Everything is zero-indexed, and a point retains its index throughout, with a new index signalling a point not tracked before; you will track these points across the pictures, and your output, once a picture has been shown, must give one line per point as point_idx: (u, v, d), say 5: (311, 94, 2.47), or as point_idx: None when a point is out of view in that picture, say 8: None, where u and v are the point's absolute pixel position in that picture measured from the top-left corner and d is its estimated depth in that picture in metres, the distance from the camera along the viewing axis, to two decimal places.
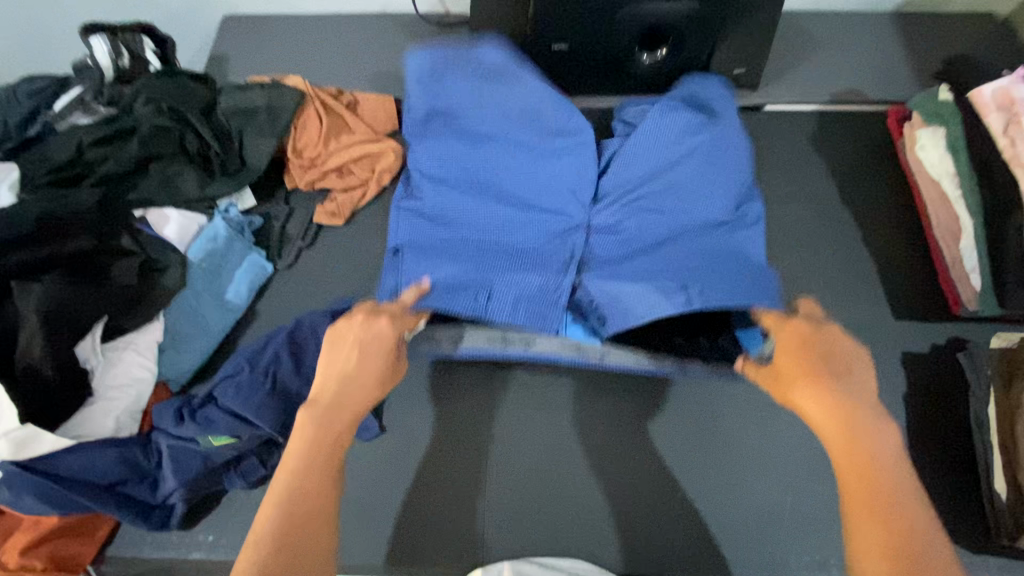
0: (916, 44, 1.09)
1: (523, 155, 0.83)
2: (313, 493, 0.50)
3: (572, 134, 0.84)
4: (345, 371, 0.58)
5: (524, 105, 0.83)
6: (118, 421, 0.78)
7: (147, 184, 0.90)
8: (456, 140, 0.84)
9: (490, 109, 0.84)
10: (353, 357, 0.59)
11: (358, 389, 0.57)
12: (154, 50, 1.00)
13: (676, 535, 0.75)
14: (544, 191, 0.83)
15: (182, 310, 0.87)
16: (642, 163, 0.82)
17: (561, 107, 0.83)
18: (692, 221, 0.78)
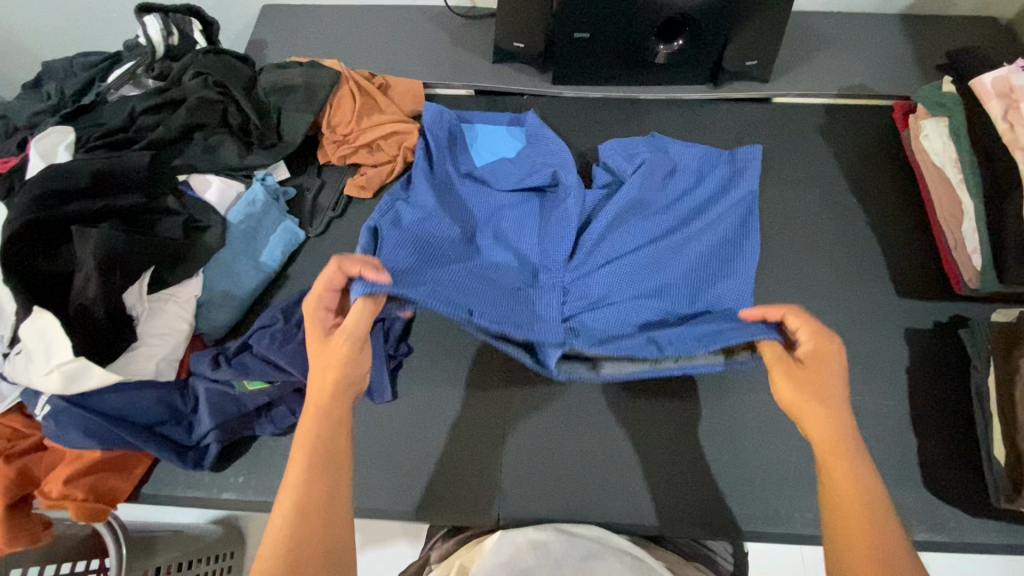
0: (920, 45, 1.14)
1: (526, 219, 0.90)
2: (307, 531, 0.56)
3: (568, 208, 0.88)
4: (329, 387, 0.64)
5: (538, 177, 0.93)
6: (158, 365, 0.82)
7: (191, 151, 0.96)
8: (466, 201, 0.92)
9: (505, 177, 0.94)
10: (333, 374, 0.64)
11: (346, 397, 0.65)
12: (201, 32, 1.07)
13: (683, 490, 0.80)
14: (536, 248, 0.87)
15: (220, 267, 0.92)
16: (622, 236, 0.88)
17: (568, 180, 0.91)
18: (653, 286, 0.83)
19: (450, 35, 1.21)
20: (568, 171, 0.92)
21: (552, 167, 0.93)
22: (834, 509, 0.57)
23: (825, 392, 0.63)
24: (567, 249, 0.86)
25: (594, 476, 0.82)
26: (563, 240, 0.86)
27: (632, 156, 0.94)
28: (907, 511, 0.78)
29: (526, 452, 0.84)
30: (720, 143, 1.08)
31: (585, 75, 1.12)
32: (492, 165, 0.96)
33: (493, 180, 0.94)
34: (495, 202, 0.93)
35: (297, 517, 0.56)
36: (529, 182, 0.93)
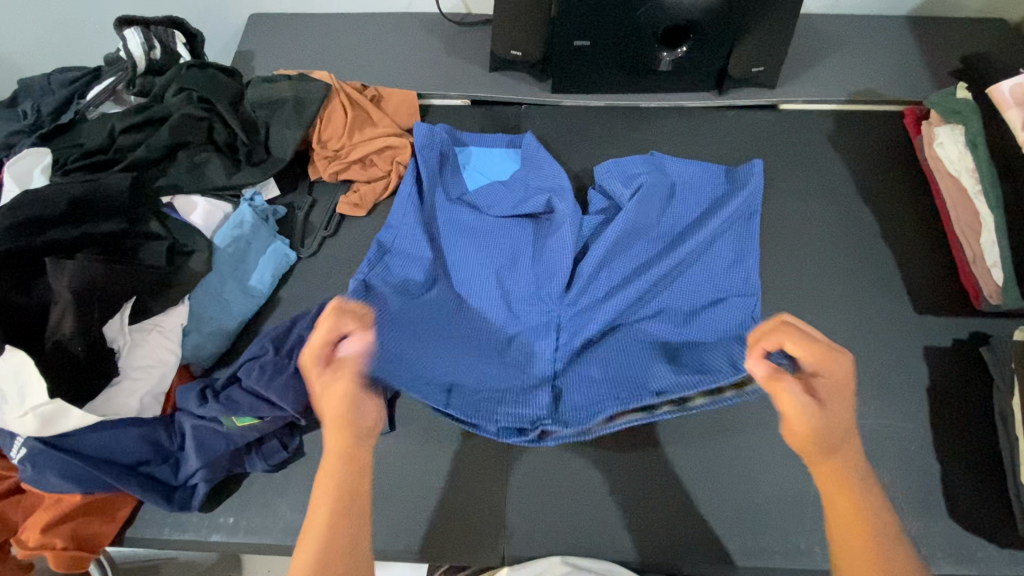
0: (929, 47, 1.11)
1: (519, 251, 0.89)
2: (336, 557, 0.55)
3: (563, 236, 0.86)
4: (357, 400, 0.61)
5: (534, 201, 0.91)
6: (142, 401, 0.78)
7: (175, 171, 0.92)
8: (460, 231, 0.90)
9: (499, 204, 0.92)
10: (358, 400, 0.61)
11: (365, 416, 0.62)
12: (184, 44, 1.03)
13: (697, 523, 0.77)
14: (532, 275, 0.86)
15: (207, 293, 0.88)
16: (619, 264, 0.85)
17: (561, 207, 0.88)
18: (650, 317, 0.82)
19: (444, 43, 1.16)
20: (562, 198, 0.89)
21: (548, 194, 0.91)
22: (830, 514, 0.56)
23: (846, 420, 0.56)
24: (563, 278, 0.84)
25: (604, 510, 0.78)
26: (558, 271, 0.85)
27: (630, 178, 0.93)
28: (931, 543, 0.75)
29: (529, 484, 0.79)
30: (727, 153, 1.04)
31: (585, 83, 1.08)
32: (483, 190, 0.93)
33: (486, 207, 0.92)
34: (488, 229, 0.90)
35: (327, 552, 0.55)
36: (523, 210, 0.91)
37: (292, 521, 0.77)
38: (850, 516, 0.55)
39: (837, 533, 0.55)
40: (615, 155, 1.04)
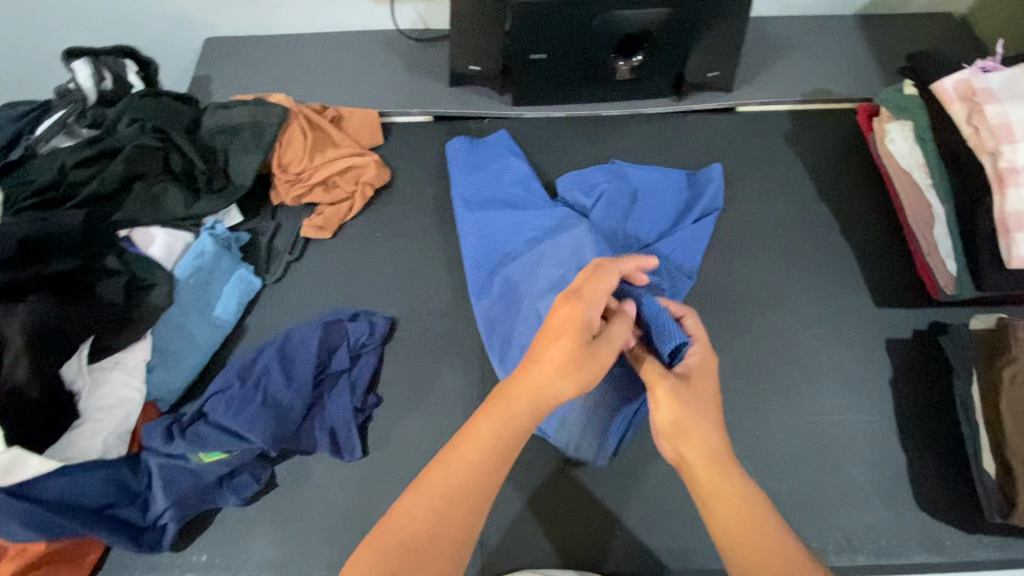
0: (878, 44, 1.14)
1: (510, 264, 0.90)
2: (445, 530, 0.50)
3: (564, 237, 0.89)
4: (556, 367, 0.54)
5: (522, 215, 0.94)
6: (105, 442, 0.77)
7: (132, 204, 0.90)
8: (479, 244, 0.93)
9: (488, 222, 0.95)
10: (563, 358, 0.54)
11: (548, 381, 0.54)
12: (137, 73, 1.01)
13: (675, 530, 0.77)
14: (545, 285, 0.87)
15: (171, 327, 0.86)
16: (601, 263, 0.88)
17: (549, 222, 0.93)
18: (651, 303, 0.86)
19: (404, 60, 1.16)
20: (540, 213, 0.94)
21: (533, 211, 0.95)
22: (697, 477, 0.55)
23: (688, 394, 0.59)
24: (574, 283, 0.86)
25: (581, 522, 0.77)
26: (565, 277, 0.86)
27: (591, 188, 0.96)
28: (900, 533, 0.76)
29: (506, 501, 0.79)
30: (687, 157, 1.05)
31: (547, 94, 1.08)
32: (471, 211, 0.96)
33: (478, 229, 0.94)
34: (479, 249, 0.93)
35: (434, 522, 0.50)
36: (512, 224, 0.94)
37: (267, 554, 0.76)
38: (702, 463, 0.55)
39: (728, 535, 0.52)
40: (578, 165, 1.05)
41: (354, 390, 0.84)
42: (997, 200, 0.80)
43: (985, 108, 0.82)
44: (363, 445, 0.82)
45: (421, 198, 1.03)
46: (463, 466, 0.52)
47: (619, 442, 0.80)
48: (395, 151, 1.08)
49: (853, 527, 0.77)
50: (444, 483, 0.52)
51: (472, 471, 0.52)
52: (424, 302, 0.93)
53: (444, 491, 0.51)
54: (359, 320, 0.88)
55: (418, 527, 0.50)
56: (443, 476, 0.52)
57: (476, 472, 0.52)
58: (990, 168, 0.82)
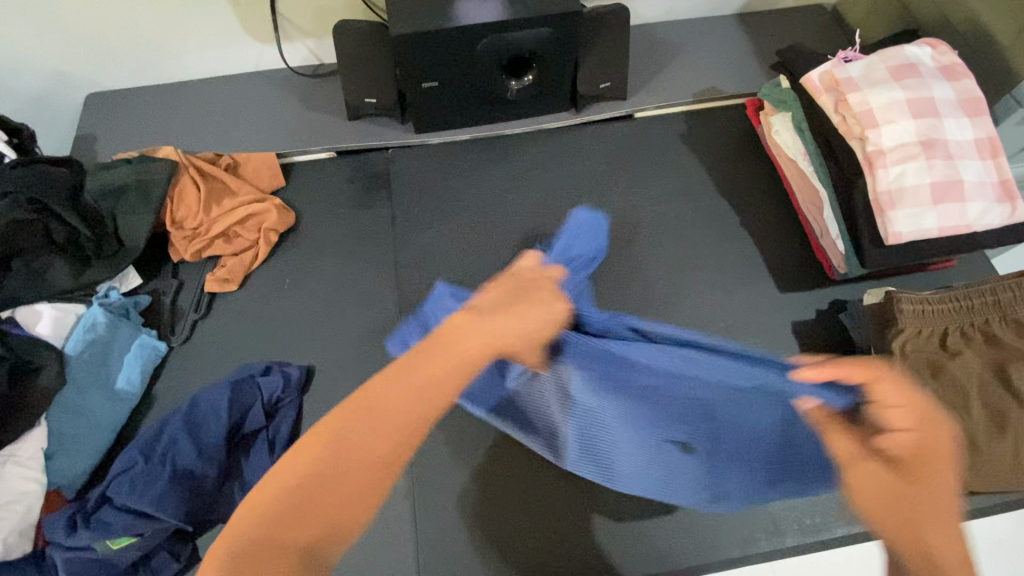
0: (758, 40, 1.20)
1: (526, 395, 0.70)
2: (373, 458, 0.49)
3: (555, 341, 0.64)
4: (507, 326, 0.58)
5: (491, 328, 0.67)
6: (5, 542, 0.72)
7: (12, 283, 0.85)
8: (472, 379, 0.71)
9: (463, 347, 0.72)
10: (519, 316, 0.59)
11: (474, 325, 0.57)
12: (8, 142, 0.97)
13: (610, 539, 0.78)
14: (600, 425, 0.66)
15: (67, 408, 0.81)
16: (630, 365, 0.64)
17: None
18: (710, 370, 0.62)
19: (300, 98, 1.14)
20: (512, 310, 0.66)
21: None
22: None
23: (934, 503, 0.49)
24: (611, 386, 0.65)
25: (518, 547, 0.78)
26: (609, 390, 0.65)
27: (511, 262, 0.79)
28: (822, 509, 0.80)
29: (442, 537, 0.79)
30: (592, 168, 1.07)
31: (447, 120, 1.08)
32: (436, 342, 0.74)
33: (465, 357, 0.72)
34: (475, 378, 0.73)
35: (340, 450, 0.48)
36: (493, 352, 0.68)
37: None
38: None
39: None
40: (486, 186, 1.05)
41: (274, 448, 0.81)
42: (869, 181, 0.85)
43: (848, 97, 0.87)
44: None
45: (329, 238, 1.01)
46: (391, 392, 0.52)
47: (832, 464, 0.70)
48: (298, 192, 1.05)
49: (778, 510, 0.80)
50: (379, 416, 0.50)
51: (409, 408, 0.51)
52: (342, 345, 0.91)
53: (375, 415, 0.50)
54: (273, 372, 0.85)
55: (331, 454, 0.48)
56: (376, 402, 0.51)
57: (403, 402, 0.51)
58: (860, 153, 0.86)
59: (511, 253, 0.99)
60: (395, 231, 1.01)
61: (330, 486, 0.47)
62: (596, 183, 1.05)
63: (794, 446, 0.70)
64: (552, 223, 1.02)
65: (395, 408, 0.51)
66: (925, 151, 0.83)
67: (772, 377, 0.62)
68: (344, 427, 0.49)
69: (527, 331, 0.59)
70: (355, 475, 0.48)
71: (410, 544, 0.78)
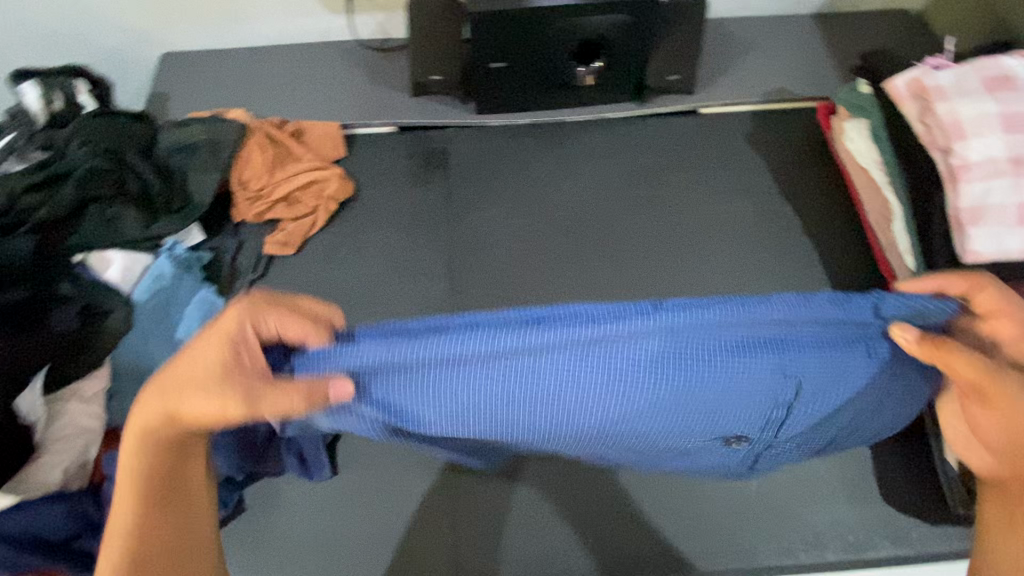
0: (836, 43, 1.15)
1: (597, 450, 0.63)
2: (162, 526, 0.49)
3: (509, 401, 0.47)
4: (200, 383, 0.42)
5: (502, 425, 0.52)
6: (65, 472, 0.75)
7: (86, 228, 0.88)
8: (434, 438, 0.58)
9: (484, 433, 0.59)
10: (198, 387, 0.42)
11: (200, 398, 0.42)
12: (90, 92, 0.99)
13: (647, 536, 0.78)
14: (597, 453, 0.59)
15: (131, 353, 0.84)
16: (566, 388, 0.46)
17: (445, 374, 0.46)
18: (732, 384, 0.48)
19: (366, 71, 1.15)
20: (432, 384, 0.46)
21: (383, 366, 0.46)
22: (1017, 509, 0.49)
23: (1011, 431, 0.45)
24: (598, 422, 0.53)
25: (553, 534, 0.78)
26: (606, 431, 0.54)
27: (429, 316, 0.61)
28: (868, 529, 0.78)
29: (478, 514, 0.79)
30: (652, 163, 1.05)
31: (509, 103, 1.08)
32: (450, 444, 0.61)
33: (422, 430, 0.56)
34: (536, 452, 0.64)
35: (160, 510, 0.48)
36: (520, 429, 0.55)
37: None
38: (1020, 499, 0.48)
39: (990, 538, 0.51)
40: (544, 172, 1.05)
41: None
42: (949, 195, 0.82)
43: (934, 106, 0.83)
44: (332, 463, 0.82)
45: (385, 211, 1.02)
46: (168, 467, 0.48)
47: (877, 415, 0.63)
48: (357, 164, 1.07)
49: (822, 526, 0.78)
50: (164, 486, 0.48)
51: (153, 478, 0.47)
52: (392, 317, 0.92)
53: (149, 492, 0.48)
54: None
55: (163, 522, 0.49)
56: (164, 482, 0.48)
57: (154, 475, 0.47)
58: (942, 165, 0.83)
59: (565, 241, 0.98)
60: (450, 210, 1.01)
61: (167, 473, 0.48)
62: (655, 177, 1.04)
63: (857, 413, 0.58)
64: (608, 214, 1.00)
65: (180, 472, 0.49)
66: (1014, 168, 0.79)
67: (790, 306, 0.44)
68: (151, 438, 0.46)
69: (205, 389, 0.42)
70: (179, 537, 0.50)
71: (446, 519, 0.79)
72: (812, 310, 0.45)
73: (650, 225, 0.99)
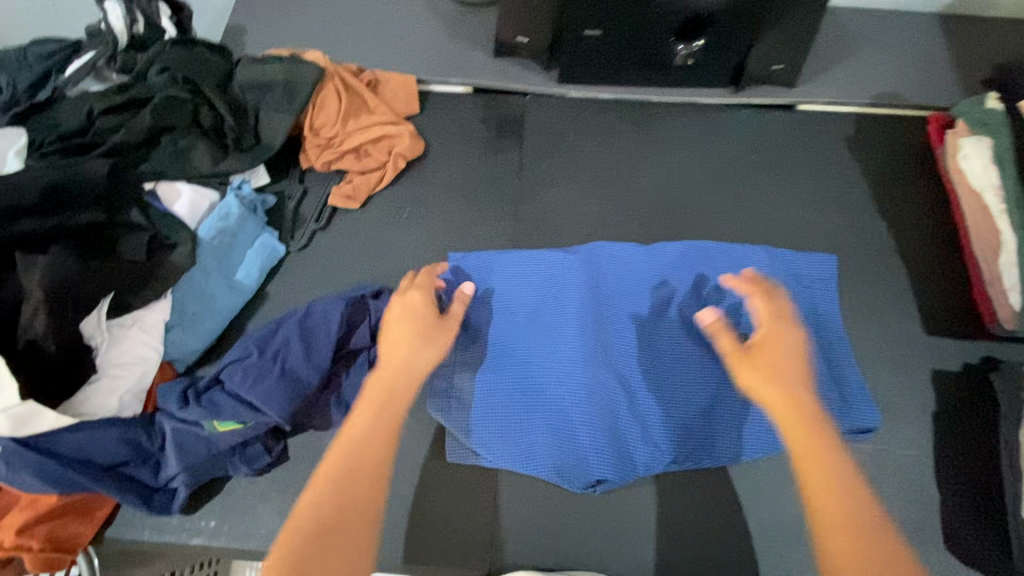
0: (958, 48, 1.05)
1: (637, 386, 0.78)
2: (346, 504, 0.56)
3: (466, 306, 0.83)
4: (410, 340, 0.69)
5: (527, 338, 0.82)
6: (121, 399, 0.76)
7: (159, 157, 0.87)
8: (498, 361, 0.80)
9: (533, 363, 0.80)
10: (412, 339, 0.69)
11: (408, 353, 0.68)
12: (170, 18, 0.97)
13: (692, 547, 0.74)
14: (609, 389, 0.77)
15: (191, 288, 0.84)
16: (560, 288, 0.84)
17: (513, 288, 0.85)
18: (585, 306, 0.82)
19: (446, 25, 1.10)
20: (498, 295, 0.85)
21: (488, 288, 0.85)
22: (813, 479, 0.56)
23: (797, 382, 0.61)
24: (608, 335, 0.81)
25: (595, 530, 0.75)
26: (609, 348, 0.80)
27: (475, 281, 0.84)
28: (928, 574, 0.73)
29: (518, 498, 0.76)
30: (739, 157, 0.98)
31: (594, 76, 1.02)
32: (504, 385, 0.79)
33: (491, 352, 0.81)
34: (586, 403, 0.76)
35: (339, 481, 0.57)
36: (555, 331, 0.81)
37: (275, 528, 0.76)
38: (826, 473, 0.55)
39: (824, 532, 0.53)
40: (622, 153, 0.99)
41: (373, 372, 0.82)
42: None
43: None
44: None
45: (453, 175, 0.98)
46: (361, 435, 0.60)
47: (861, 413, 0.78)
48: (429, 122, 1.03)
49: None
50: (357, 457, 0.59)
51: (365, 437, 0.60)
52: None
53: (343, 466, 0.58)
54: (383, 297, 0.85)
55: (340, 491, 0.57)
56: (349, 451, 0.59)
57: (360, 446, 0.59)
58: None
59: (637, 229, 0.93)
60: (520, 182, 0.97)
61: (360, 491, 0.57)
62: (740, 173, 0.97)
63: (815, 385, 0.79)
64: (686, 206, 0.95)
65: (368, 447, 0.59)
66: None
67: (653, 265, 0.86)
68: (352, 448, 0.59)
69: (413, 324, 0.70)
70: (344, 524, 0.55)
71: (485, 497, 0.77)
72: (701, 252, 0.86)
73: (730, 223, 0.93)
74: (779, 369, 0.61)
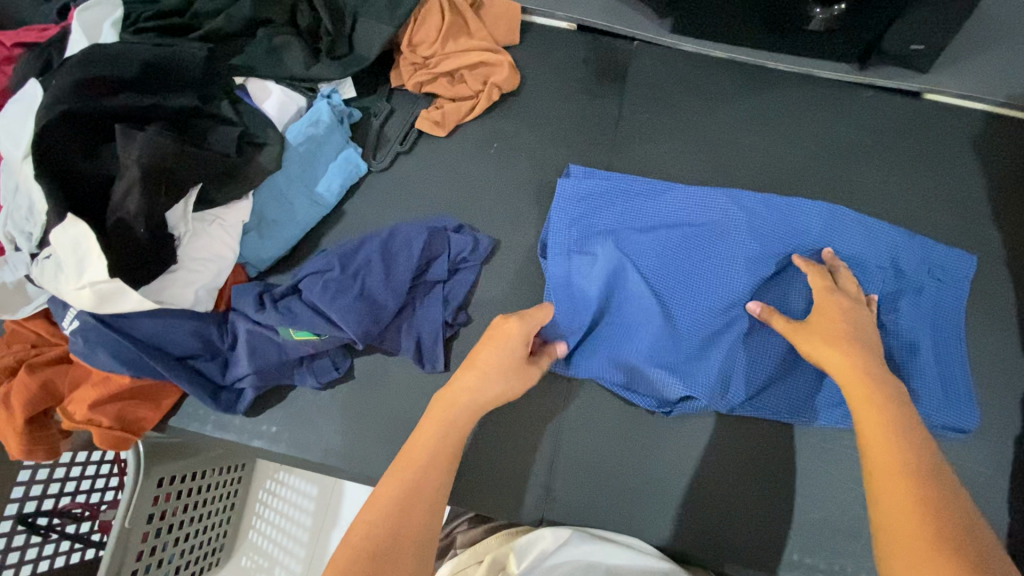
0: None
1: (707, 319, 0.78)
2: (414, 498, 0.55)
3: (580, 209, 0.83)
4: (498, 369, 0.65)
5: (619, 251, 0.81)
6: (197, 294, 0.74)
7: (253, 52, 0.83)
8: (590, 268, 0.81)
9: (617, 279, 0.80)
10: (498, 359, 0.66)
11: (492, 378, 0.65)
12: None
13: (743, 528, 0.74)
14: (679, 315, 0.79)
15: (272, 194, 0.82)
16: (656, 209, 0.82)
17: (615, 202, 0.83)
18: (674, 232, 0.81)
19: None
20: (613, 219, 0.83)
21: (597, 194, 0.83)
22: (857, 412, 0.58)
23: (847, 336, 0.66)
24: (691, 265, 0.80)
25: (648, 495, 0.76)
26: (690, 277, 0.79)
27: (595, 188, 0.83)
28: None
29: (576, 453, 0.77)
30: (854, 142, 0.92)
31: (710, 30, 0.94)
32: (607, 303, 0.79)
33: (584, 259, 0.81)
34: (656, 324, 0.78)
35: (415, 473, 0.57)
36: (652, 260, 0.81)
37: (334, 444, 0.77)
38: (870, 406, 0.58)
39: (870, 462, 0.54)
40: (727, 118, 0.93)
41: (447, 305, 0.80)
42: None
43: None
44: (445, 358, 0.79)
45: (547, 116, 0.93)
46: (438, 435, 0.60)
47: (956, 423, 0.76)
48: (527, 56, 0.97)
49: None
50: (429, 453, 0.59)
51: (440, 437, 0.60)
52: (532, 231, 0.87)
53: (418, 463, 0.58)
54: (463, 233, 0.83)
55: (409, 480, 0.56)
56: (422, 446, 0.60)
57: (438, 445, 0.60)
58: None
59: None
60: (615, 134, 0.92)
61: (428, 489, 0.57)
62: (852, 158, 0.91)
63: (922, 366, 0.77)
64: (788, 185, 0.89)
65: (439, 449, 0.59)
66: None
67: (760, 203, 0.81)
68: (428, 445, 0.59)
69: (499, 343, 0.67)
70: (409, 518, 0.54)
71: (544, 447, 0.78)
72: (821, 206, 0.80)
73: None
74: (828, 339, 0.66)
